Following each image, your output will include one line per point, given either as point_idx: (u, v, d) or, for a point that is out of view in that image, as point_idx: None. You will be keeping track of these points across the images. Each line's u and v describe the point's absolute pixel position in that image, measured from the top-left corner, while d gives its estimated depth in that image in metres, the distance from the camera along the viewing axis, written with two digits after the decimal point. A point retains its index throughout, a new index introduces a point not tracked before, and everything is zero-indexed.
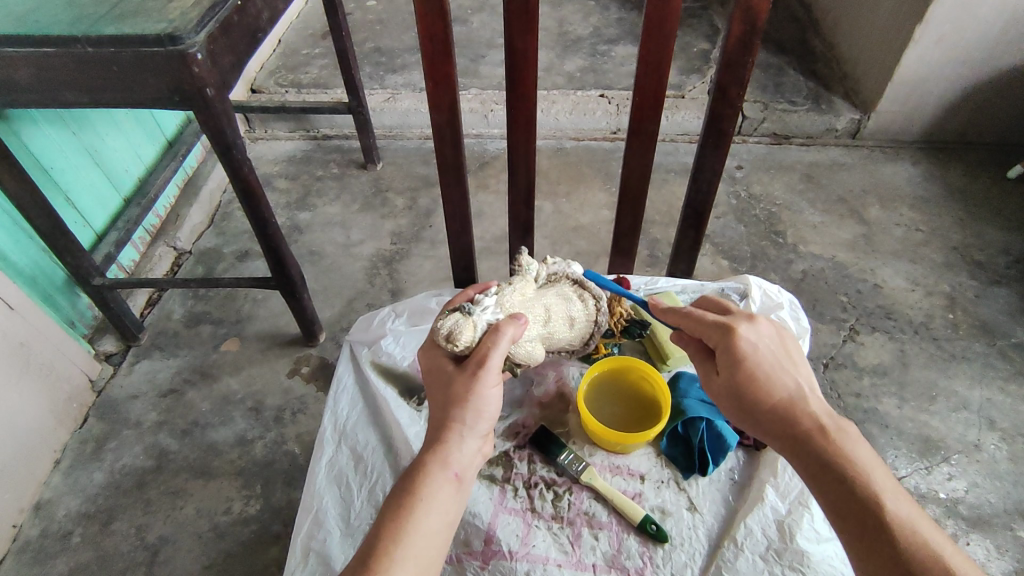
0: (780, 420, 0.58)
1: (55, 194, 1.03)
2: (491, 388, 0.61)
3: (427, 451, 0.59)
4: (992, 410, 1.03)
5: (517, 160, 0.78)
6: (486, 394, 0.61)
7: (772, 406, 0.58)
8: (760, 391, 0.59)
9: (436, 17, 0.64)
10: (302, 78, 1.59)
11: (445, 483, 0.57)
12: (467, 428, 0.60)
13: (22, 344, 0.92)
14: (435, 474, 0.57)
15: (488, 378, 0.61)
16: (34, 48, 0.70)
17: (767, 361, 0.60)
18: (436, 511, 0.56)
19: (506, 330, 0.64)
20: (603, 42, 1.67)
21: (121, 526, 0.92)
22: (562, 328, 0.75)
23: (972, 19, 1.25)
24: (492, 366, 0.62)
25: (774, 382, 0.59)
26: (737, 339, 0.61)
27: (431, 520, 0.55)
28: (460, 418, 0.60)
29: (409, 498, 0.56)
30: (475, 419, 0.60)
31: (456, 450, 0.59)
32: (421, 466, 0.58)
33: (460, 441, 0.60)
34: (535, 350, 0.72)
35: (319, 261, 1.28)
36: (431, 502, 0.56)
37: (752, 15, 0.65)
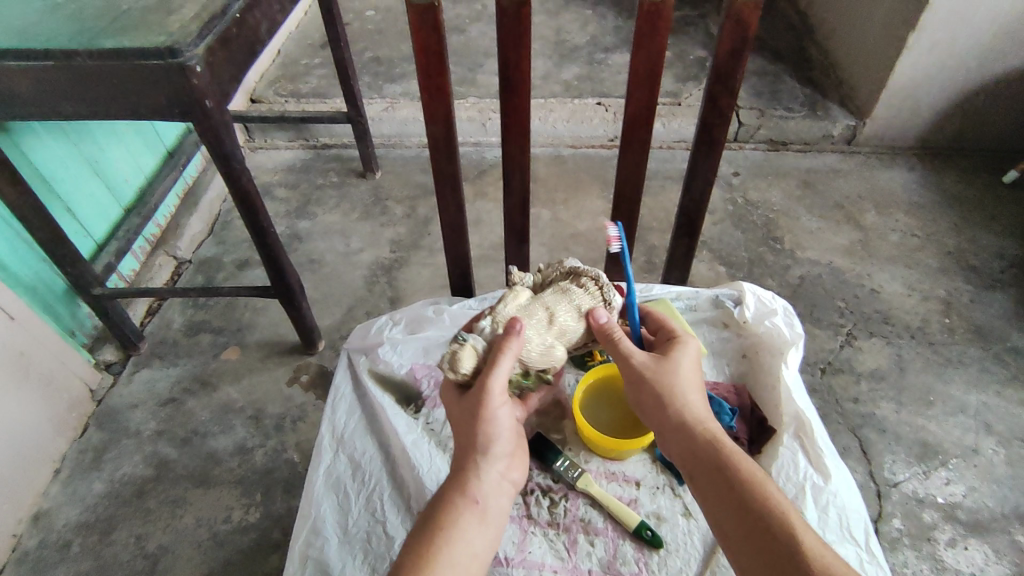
0: (686, 425, 0.62)
1: (56, 205, 1.04)
2: (498, 409, 0.61)
3: (449, 487, 0.59)
4: (989, 414, 1.03)
5: (513, 170, 0.79)
6: (496, 416, 0.61)
7: (680, 412, 0.62)
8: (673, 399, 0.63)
9: (430, 29, 0.64)
10: (301, 87, 1.60)
11: (465, 512, 0.57)
12: (483, 454, 0.61)
13: (22, 354, 0.92)
14: (456, 508, 0.57)
15: (496, 397, 0.61)
16: (35, 62, 0.71)
17: (686, 378, 0.65)
18: (463, 542, 0.56)
19: (508, 345, 0.62)
20: (600, 50, 1.68)
21: (121, 536, 0.92)
22: (572, 316, 0.71)
23: (965, 25, 1.26)
24: (496, 387, 0.61)
25: (687, 394, 0.64)
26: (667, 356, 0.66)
27: (459, 554, 0.55)
28: (475, 445, 0.61)
29: (432, 534, 0.55)
30: (489, 444, 0.61)
31: (477, 480, 0.59)
32: (441, 501, 0.58)
33: (480, 470, 0.60)
34: (554, 349, 0.69)
35: (319, 269, 1.29)
36: (455, 534, 0.56)
37: (742, 26, 0.66)
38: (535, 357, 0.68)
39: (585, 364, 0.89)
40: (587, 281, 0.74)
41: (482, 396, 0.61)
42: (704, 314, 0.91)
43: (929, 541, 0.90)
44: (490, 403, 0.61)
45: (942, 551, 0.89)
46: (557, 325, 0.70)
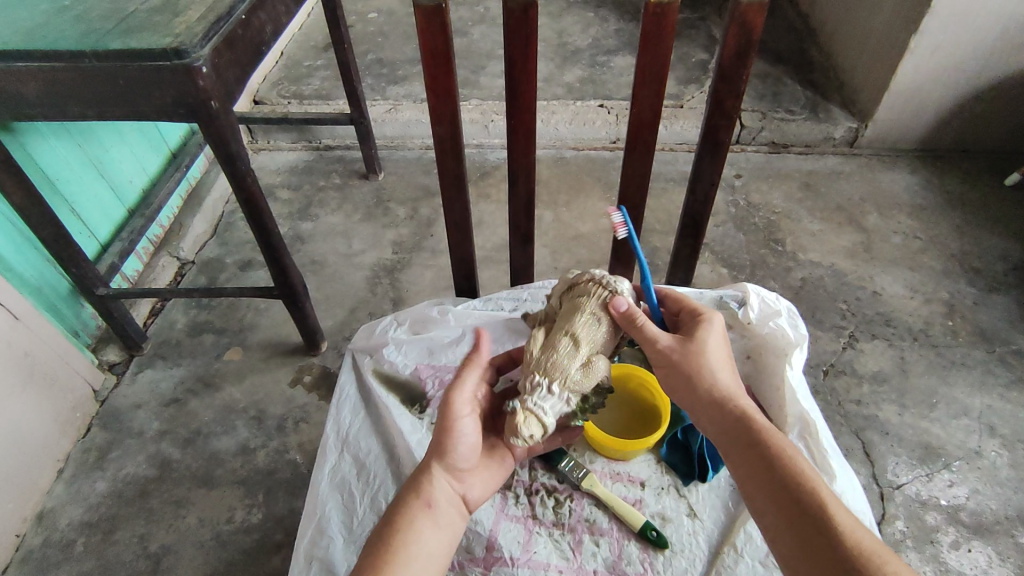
0: (720, 402, 0.60)
1: (60, 205, 1.04)
2: (464, 421, 0.63)
3: (402, 492, 0.60)
4: (992, 416, 1.03)
5: (517, 171, 0.79)
6: (461, 429, 0.63)
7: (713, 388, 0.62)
8: (706, 375, 0.62)
9: (437, 30, 0.65)
10: (304, 89, 1.61)
11: (418, 515, 0.58)
12: (440, 461, 0.62)
13: (26, 354, 0.92)
14: (409, 509, 0.58)
15: (469, 416, 0.63)
16: (42, 62, 0.71)
17: (716, 354, 0.64)
18: (417, 544, 0.55)
19: (467, 375, 0.66)
20: (602, 53, 1.69)
21: (123, 535, 0.92)
22: (591, 327, 0.70)
23: (967, 28, 1.27)
24: (463, 411, 0.64)
25: (718, 371, 0.63)
26: (699, 333, 0.65)
27: (410, 548, 0.55)
28: (432, 451, 0.62)
29: (386, 535, 0.56)
30: (446, 453, 0.62)
31: (430, 483, 0.60)
32: (395, 506, 0.59)
33: (433, 475, 0.61)
34: (594, 365, 0.69)
35: (321, 270, 1.29)
36: (408, 536, 0.56)
37: (747, 28, 0.66)
38: (582, 379, 0.69)
39: None
40: (588, 285, 0.73)
41: (447, 415, 0.63)
42: None
43: (932, 543, 0.90)
44: (456, 420, 0.63)
45: (945, 553, 0.89)
46: (583, 344, 0.69)
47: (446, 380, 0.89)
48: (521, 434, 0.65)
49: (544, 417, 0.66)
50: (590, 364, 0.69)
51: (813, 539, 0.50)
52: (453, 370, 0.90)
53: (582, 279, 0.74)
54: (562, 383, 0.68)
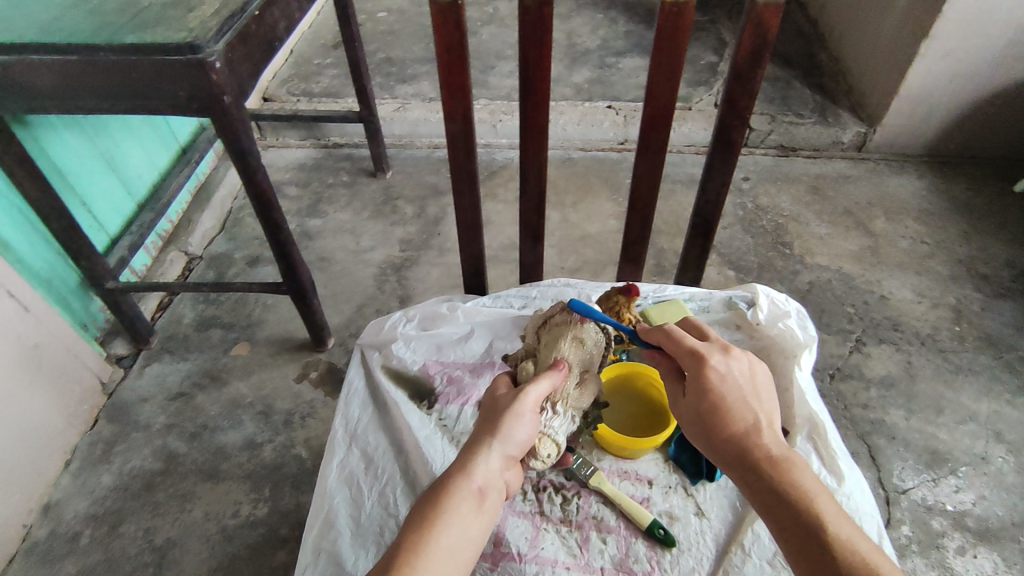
0: (737, 455, 0.55)
1: (71, 199, 1.05)
2: (527, 413, 0.61)
3: (452, 466, 0.56)
4: (999, 422, 1.03)
5: (528, 169, 0.79)
6: (521, 416, 0.60)
7: (730, 440, 0.55)
8: (721, 422, 0.56)
9: (452, 26, 0.65)
10: (314, 87, 1.61)
11: (468, 493, 0.54)
12: (498, 441, 0.58)
13: (36, 345, 0.93)
14: (457, 487, 0.54)
15: (528, 404, 0.61)
16: (57, 56, 0.72)
17: (732, 398, 0.57)
18: (461, 524, 0.52)
19: (529, 394, 0.61)
20: (611, 54, 1.69)
21: (129, 528, 0.92)
22: (576, 348, 0.72)
23: (977, 34, 1.26)
24: (529, 408, 0.61)
25: (735, 414, 0.56)
26: (706, 379, 0.57)
27: (452, 533, 0.51)
28: (491, 430, 0.58)
29: (434, 510, 0.52)
30: (507, 436, 0.58)
31: (481, 462, 0.56)
32: (442, 478, 0.55)
33: (487, 454, 0.57)
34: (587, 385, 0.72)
35: (328, 267, 1.30)
36: (455, 515, 0.52)
37: (762, 28, 0.66)
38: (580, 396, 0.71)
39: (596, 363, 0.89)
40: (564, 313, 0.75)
41: (514, 403, 0.61)
42: (717, 315, 0.92)
43: (938, 548, 0.89)
44: (521, 413, 0.60)
45: (951, 559, 0.88)
46: (574, 367, 0.72)
47: (454, 375, 0.89)
48: (538, 453, 0.66)
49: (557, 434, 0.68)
50: (584, 381, 0.72)
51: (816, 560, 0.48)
52: (461, 366, 0.90)
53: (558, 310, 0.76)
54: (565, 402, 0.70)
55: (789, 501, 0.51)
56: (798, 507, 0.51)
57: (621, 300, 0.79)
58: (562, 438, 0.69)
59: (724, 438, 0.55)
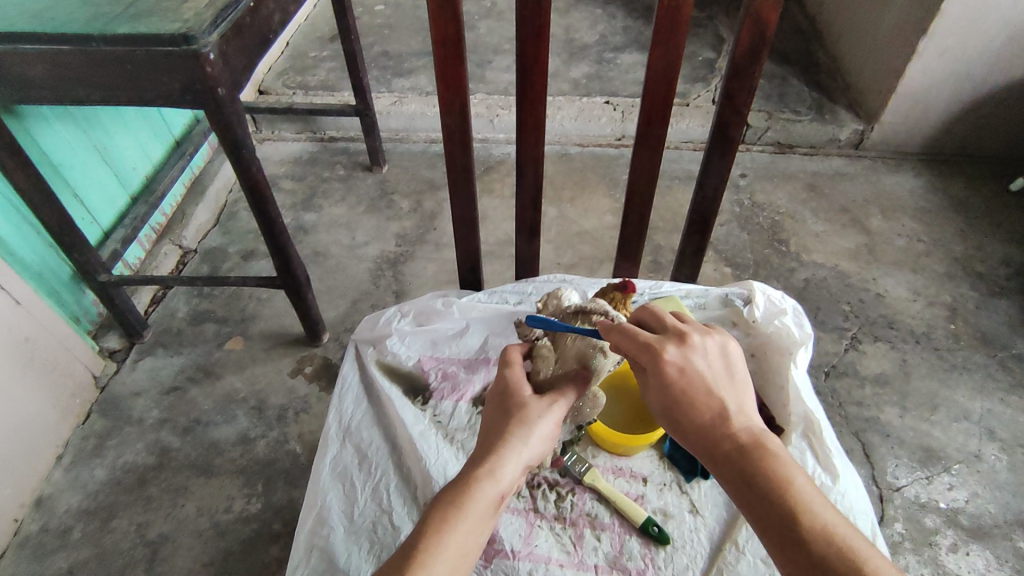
0: (707, 447, 0.54)
1: (64, 191, 1.03)
2: (551, 430, 0.60)
3: (473, 468, 0.55)
4: (993, 421, 1.03)
5: (525, 165, 0.79)
6: (546, 428, 0.60)
7: (697, 432, 0.55)
8: (690, 413, 0.55)
9: (448, 20, 0.64)
10: (309, 80, 1.60)
11: (492, 497, 0.53)
12: (526, 450, 0.58)
13: (27, 339, 0.92)
14: (477, 492, 0.53)
15: (553, 422, 0.61)
16: (48, 46, 0.71)
17: (696, 389, 0.56)
18: (478, 525, 0.52)
19: (558, 410, 0.61)
20: (609, 49, 1.68)
21: (122, 522, 0.92)
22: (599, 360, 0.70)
23: (976, 32, 1.26)
24: (554, 425, 0.61)
25: (699, 405, 0.55)
26: (665, 373, 0.56)
27: (469, 538, 0.51)
28: (516, 437, 0.58)
29: (458, 508, 0.52)
30: (534, 448, 0.58)
31: (505, 468, 0.56)
32: (465, 479, 0.54)
33: (511, 460, 0.56)
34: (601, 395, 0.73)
35: (324, 261, 1.29)
36: (475, 516, 0.52)
37: (761, 23, 0.65)
38: (589, 410, 0.74)
39: None
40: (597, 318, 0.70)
41: (540, 417, 0.60)
42: (714, 313, 0.91)
43: (930, 545, 0.90)
44: (549, 428, 0.60)
45: (943, 556, 0.89)
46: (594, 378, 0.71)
47: (449, 371, 0.89)
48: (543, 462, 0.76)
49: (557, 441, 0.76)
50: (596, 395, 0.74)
51: (795, 547, 0.48)
52: (456, 362, 0.90)
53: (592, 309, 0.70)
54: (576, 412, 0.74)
55: (761, 492, 0.51)
56: (770, 497, 0.50)
57: (616, 297, 0.78)
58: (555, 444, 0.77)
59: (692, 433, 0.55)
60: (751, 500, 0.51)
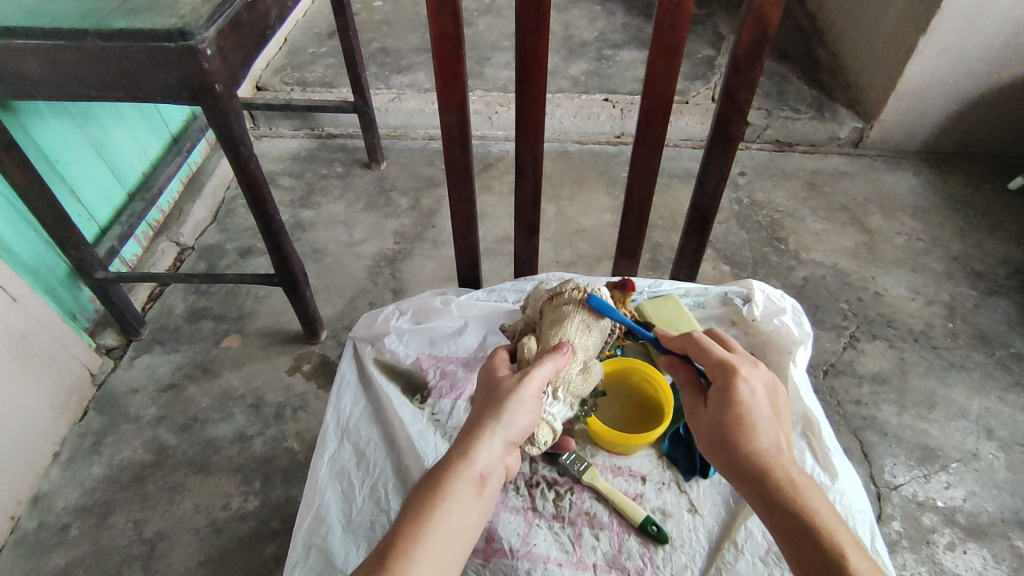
0: (758, 471, 0.55)
1: (60, 187, 1.03)
2: (528, 400, 0.60)
3: (450, 450, 0.56)
4: (991, 419, 1.03)
5: (524, 162, 0.79)
6: (523, 403, 0.60)
7: (750, 454, 0.55)
8: (746, 434, 0.56)
9: (447, 16, 0.64)
10: (307, 76, 1.59)
11: (469, 481, 0.54)
12: (500, 427, 0.58)
13: (24, 336, 0.92)
14: (456, 473, 0.54)
15: (530, 390, 0.61)
16: (44, 41, 0.70)
17: (758, 415, 0.58)
18: (462, 513, 0.52)
19: (531, 378, 0.62)
20: (609, 47, 1.68)
21: (118, 520, 0.92)
22: (581, 332, 0.73)
23: (975, 30, 1.26)
24: (532, 396, 0.61)
25: (759, 430, 0.57)
26: (736, 390, 0.58)
27: (452, 521, 0.51)
28: (491, 416, 0.58)
29: (435, 497, 0.52)
30: (510, 423, 0.58)
31: (482, 448, 0.56)
32: (443, 462, 0.55)
33: (488, 439, 0.56)
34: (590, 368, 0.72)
35: (322, 259, 1.28)
36: (455, 502, 0.52)
37: (762, 20, 0.65)
38: (582, 383, 0.72)
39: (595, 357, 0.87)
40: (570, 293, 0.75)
41: (516, 389, 0.61)
42: (713, 311, 0.91)
43: (928, 543, 0.90)
44: (527, 400, 0.60)
45: (941, 554, 0.89)
46: (577, 351, 0.72)
47: (447, 370, 0.88)
48: (537, 438, 0.67)
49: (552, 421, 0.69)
50: (586, 368, 0.72)
51: None
52: (454, 360, 0.89)
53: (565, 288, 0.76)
54: (566, 389, 0.70)
55: (807, 525, 0.51)
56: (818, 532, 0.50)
57: (616, 296, 0.79)
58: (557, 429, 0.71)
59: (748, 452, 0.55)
60: (792, 535, 0.51)
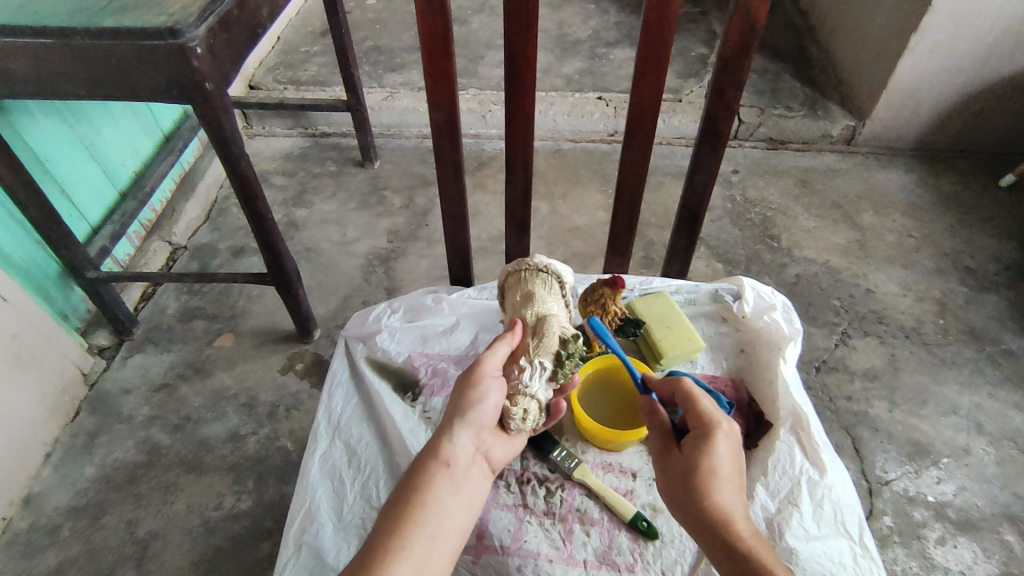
0: (720, 523, 0.55)
1: (50, 187, 1.02)
2: (484, 381, 0.65)
3: (422, 453, 0.60)
4: (981, 414, 1.04)
5: (515, 160, 0.79)
6: (480, 390, 0.64)
7: (713, 506, 0.56)
8: (710, 485, 0.57)
9: (436, 13, 0.64)
10: (301, 75, 1.59)
11: (440, 473, 0.58)
12: (463, 420, 0.62)
13: (14, 336, 0.92)
14: (430, 471, 0.58)
15: (483, 371, 0.66)
16: (32, 39, 0.70)
17: (726, 468, 0.59)
18: (439, 505, 0.56)
19: (483, 364, 0.66)
20: (602, 45, 1.68)
21: (111, 520, 0.91)
22: (529, 306, 0.77)
23: (966, 28, 1.27)
24: (492, 372, 0.67)
25: (724, 484, 0.58)
26: (709, 439, 0.60)
27: (433, 515, 0.55)
28: (454, 411, 0.63)
29: (411, 494, 0.56)
30: (471, 408, 0.63)
31: (448, 444, 0.60)
32: (416, 463, 0.59)
33: (451, 436, 0.61)
34: (550, 328, 0.74)
35: (315, 257, 1.28)
36: (431, 494, 0.56)
37: (750, 17, 0.65)
38: (544, 344, 0.73)
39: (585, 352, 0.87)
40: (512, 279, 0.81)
41: (472, 376, 0.65)
42: (703, 308, 0.92)
43: (919, 538, 0.90)
44: (486, 378, 0.65)
45: (931, 549, 0.89)
46: (530, 322, 0.75)
47: (439, 367, 0.88)
48: (511, 411, 0.67)
49: (522, 393, 0.69)
50: (545, 330, 0.74)
51: None
52: (446, 358, 0.89)
53: (510, 273, 0.82)
54: (529, 355, 0.72)
55: (754, 574, 0.51)
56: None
57: (605, 292, 0.83)
58: (543, 398, 0.70)
59: (712, 501, 0.56)
60: None
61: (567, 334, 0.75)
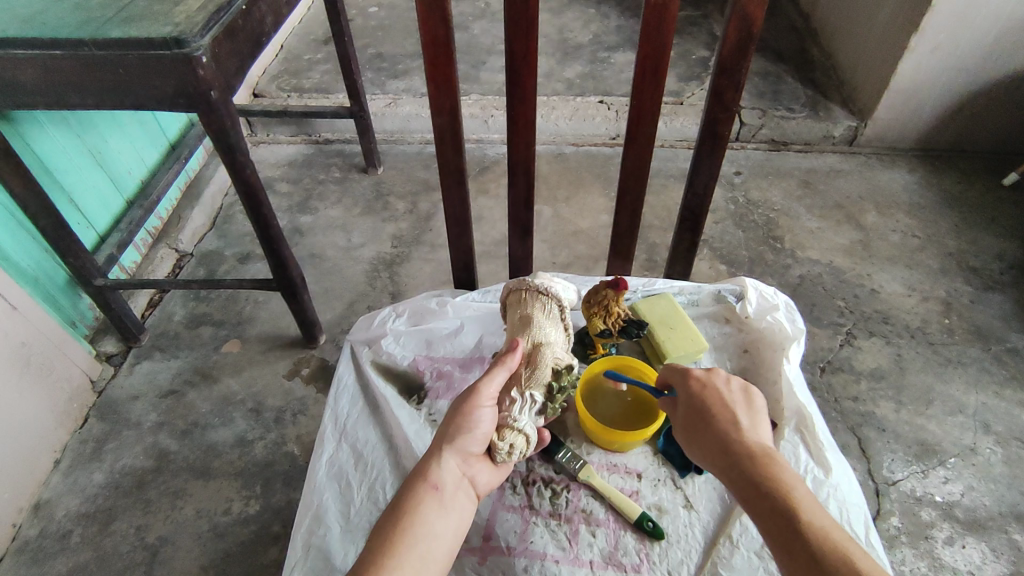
0: (731, 447, 0.59)
1: (58, 196, 1.04)
2: (476, 410, 0.64)
3: (410, 477, 0.60)
4: (989, 414, 1.03)
5: (517, 164, 0.80)
6: (471, 418, 0.64)
7: (724, 434, 0.61)
8: (717, 418, 0.62)
9: (438, 20, 0.65)
10: (304, 82, 1.60)
11: (429, 496, 0.58)
12: (451, 446, 0.62)
13: (23, 344, 0.92)
14: (417, 495, 0.58)
15: (477, 402, 0.65)
16: (41, 51, 0.71)
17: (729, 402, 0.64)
18: (428, 527, 0.56)
19: (475, 395, 0.65)
20: (602, 49, 1.69)
21: (121, 526, 0.92)
22: (526, 331, 0.77)
23: (967, 28, 1.27)
24: (485, 401, 0.65)
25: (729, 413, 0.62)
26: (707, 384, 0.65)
27: (421, 538, 0.55)
28: (443, 435, 0.63)
29: (401, 516, 0.56)
30: (461, 433, 0.63)
31: (435, 467, 0.61)
32: (405, 486, 0.59)
33: (440, 458, 0.61)
34: (544, 358, 0.74)
35: (320, 263, 1.29)
36: (419, 519, 0.56)
37: (748, 19, 0.66)
38: (535, 376, 0.73)
39: (587, 357, 0.90)
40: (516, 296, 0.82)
41: (464, 405, 0.64)
42: (706, 309, 0.92)
43: (926, 539, 0.90)
44: (477, 407, 0.65)
45: (939, 549, 0.89)
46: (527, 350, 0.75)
47: (443, 370, 0.89)
48: (499, 446, 0.66)
49: (511, 426, 0.68)
50: (538, 360, 0.74)
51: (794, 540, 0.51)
52: (450, 361, 0.90)
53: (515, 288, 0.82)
54: (521, 387, 0.72)
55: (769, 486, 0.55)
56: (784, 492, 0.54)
57: (608, 294, 0.82)
58: (530, 432, 0.70)
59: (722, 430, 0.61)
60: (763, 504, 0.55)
61: (561, 364, 0.75)
